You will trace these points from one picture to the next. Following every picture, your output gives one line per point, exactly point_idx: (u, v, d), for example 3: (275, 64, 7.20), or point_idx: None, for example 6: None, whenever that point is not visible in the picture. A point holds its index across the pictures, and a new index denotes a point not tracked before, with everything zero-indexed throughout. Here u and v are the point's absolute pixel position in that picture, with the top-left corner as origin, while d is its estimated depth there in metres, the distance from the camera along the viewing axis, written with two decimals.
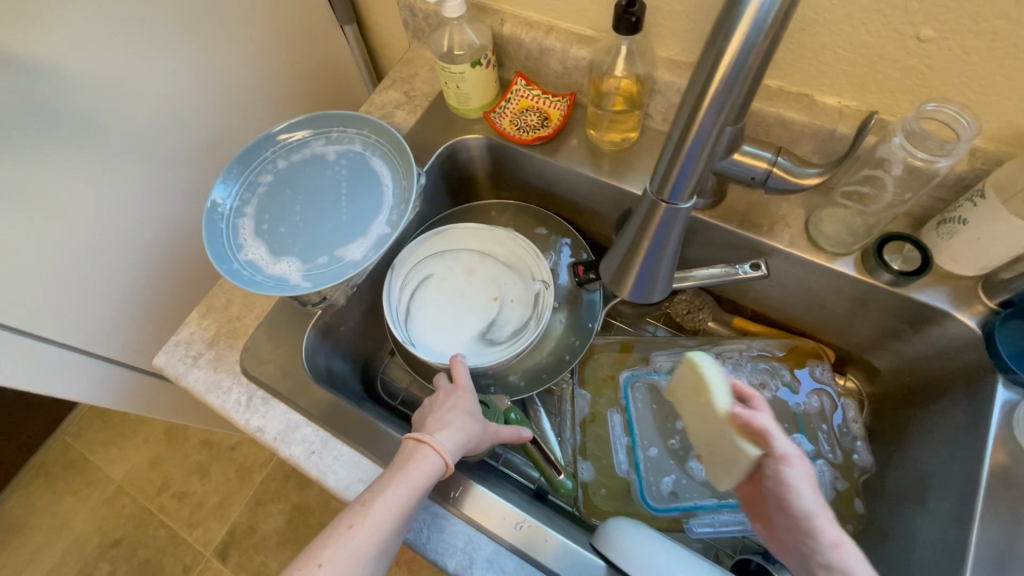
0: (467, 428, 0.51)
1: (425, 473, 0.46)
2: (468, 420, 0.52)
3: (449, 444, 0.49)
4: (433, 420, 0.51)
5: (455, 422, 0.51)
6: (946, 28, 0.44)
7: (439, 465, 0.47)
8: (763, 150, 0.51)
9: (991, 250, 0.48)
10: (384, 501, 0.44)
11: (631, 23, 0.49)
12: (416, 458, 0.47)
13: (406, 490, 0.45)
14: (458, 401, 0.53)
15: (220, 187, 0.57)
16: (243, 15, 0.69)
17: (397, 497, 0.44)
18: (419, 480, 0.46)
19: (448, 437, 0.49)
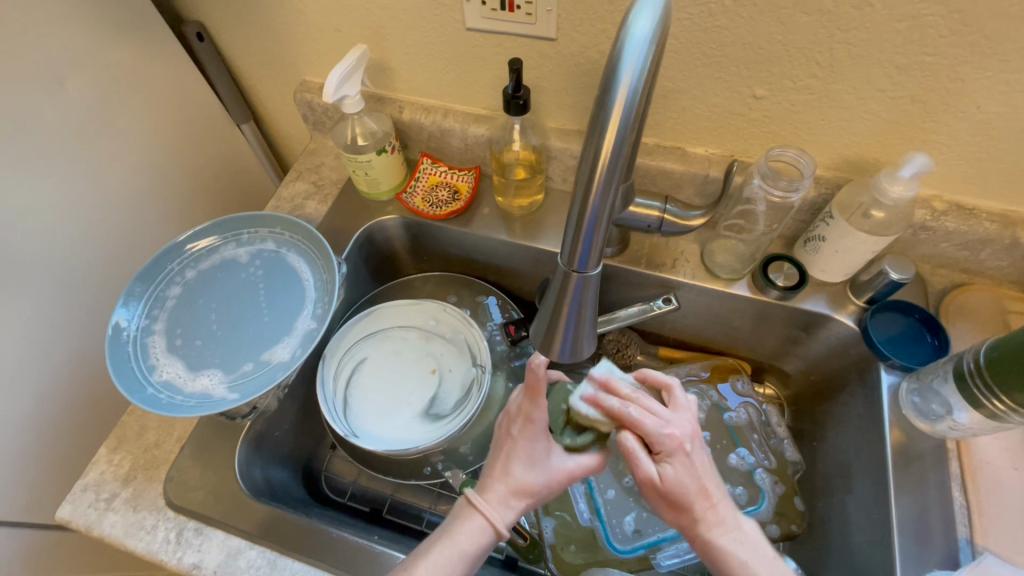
0: (529, 488, 0.46)
1: (475, 550, 0.44)
2: (534, 477, 0.46)
3: (505, 511, 0.46)
4: (500, 469, 0.47)
5: (520, 482, 0.45)
6: (773, 88, 0.53)
7: (487, 529, 0.45)
8: (652, 200, 0.58)
9: (849, 258, 0.57)
10: (426, 566, 0.43)
11: (520, 105, 0.55)
12: (468, 528, 0.45)
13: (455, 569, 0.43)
14: (515, 449, 0.46)
15: (123, 308, 0.54)
16: (127, 127, 0.68)
17: (439, 564, 0.43)
18: (470, 557, 0.44)
19: (501, 502, 0.46)
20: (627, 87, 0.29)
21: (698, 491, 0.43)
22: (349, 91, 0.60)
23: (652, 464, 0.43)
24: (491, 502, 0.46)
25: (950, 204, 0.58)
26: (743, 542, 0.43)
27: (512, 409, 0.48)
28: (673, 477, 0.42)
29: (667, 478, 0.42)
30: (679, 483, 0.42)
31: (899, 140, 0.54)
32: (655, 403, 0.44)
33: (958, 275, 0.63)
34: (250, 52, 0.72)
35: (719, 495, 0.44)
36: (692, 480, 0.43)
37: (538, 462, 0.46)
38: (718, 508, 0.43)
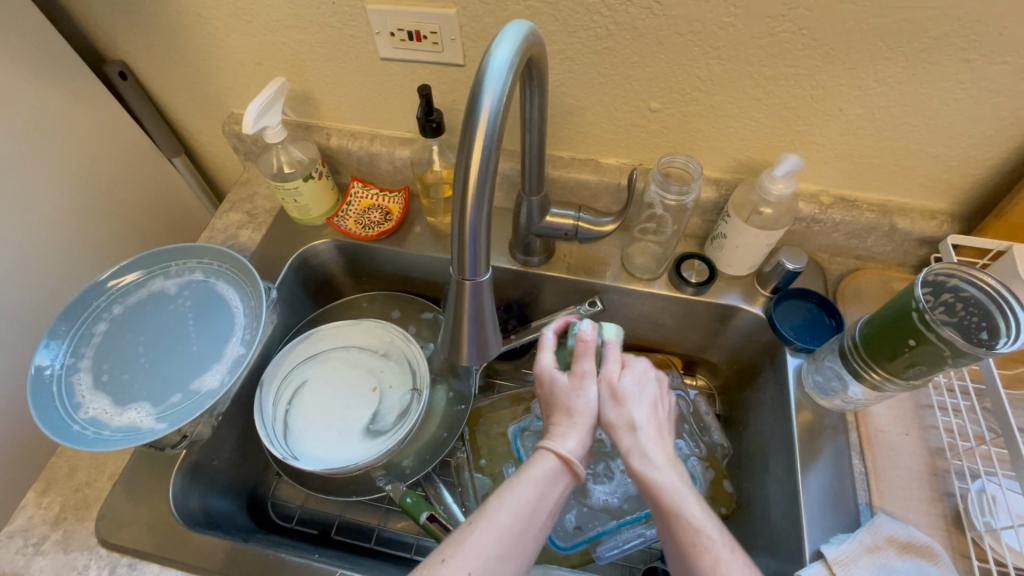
0: (591, 427, 0.49)
1: (554, 491, 0.45)
2: (591, 415, 0.49)
3: (576, 452, 0.47)
4: (560, 421, 0.49)
5: (581, 421, 0.48)
6: (665, 101, 0.58)
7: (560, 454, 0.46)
8: (566, 210, 0.61)
9: (749, 252, 0.62)
10: (516, 489, 0.44)
11: (434, 128, 0.57)
12: (544, 471, 0.45)
13: (541, 507, 0.44)
14: (568, 390, 0.50)
15: (44, 349, 0.54)
16: (45, 166, 0.68)
17: (524, 489, 0.44)
18: (550, 497, 0.44)
19: (569, 436, 0.47)
20: (488, 110, 0.33)
21: (649, 406, 0.50)
22: (269, 122, 0.62)
23: (615, 369, 0.51)
24: (561, 438, 0.47)
25: (835, 198, 0.63)
26: (676, 468, 0.46)
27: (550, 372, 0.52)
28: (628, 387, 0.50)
29: (625, 383, 0.50)
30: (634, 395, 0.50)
31: (780, 143, 0.59)
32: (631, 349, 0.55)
33: (853, 262, 0.68)
34: (175, 88, 0.73)
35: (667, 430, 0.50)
36: (644, 396, 0.50)
37: (589, 397, 0.50)
38: (662, 431, 0.49)
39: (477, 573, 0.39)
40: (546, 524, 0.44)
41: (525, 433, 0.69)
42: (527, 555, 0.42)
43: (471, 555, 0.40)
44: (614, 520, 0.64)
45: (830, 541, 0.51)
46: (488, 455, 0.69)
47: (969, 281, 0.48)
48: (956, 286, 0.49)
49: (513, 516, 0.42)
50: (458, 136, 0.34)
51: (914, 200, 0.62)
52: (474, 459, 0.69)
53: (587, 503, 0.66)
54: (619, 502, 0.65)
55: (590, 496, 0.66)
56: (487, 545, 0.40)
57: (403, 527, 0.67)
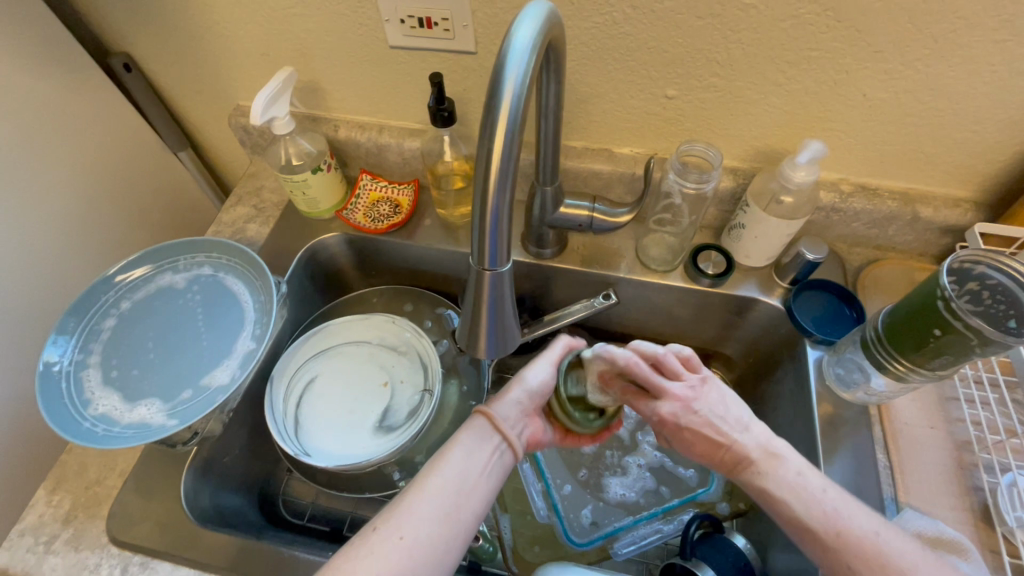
0: (526, 394, 0.50)
1: (485, 449, 0.45)
2: (529, 385, 0.51)
3: (507, 415, 0.48)
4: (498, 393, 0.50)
5: (517, 386, 0.50)
6: (682, 88, 0.57)
7: (488, 418, 0.47)
8: (581, 200, 0.60)
9: (768, 243, 0.60)
10: (448, 457, 0.45)
11: (446, 117, 0.57)
12: (473, 433, 0.46)
13: (470, 467, 0.44)
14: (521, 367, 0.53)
15: (53, 345, 0.53)
16: (50, 160, 0.67)
17: (458, 459, 0.44)
18: (480, 458, 0.45)
19: (503, 404, 0.49)
20: (510, 93, 0.31)
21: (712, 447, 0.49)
22: (277, 112, 0.61)
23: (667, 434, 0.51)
24: (495, 403, 0.49)
25: (856, 186, 0.62)
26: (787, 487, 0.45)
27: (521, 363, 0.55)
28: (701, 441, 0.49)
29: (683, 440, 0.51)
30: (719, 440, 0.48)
31: (800, 130, 0.58)
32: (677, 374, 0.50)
33: (873, 252, 0.67)
34: (180, 80, 0.72)
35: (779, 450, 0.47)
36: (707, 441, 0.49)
37: (529, 370, 0.52)
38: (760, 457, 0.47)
39: (406, 536, 0.40)
40: (482, 487, 0.44)
41: None
42: (464, 519, 0.42)
43: (400, 520, 0.40)
44: (631, 516, 0.63)
45: None
46: None
47: (996, 268, 0.47)
48: (982, 272, 0.48)
49: (442, 481, 0.43)
50: (478, 121, 0.33)
51: (938, 188, 0.61)
52: None
53: (602, 498, 0.65)
54: (636, 497, 0.65)
55: (605, 492, 0.65)
56: (418, 512, 0.41)
57: None
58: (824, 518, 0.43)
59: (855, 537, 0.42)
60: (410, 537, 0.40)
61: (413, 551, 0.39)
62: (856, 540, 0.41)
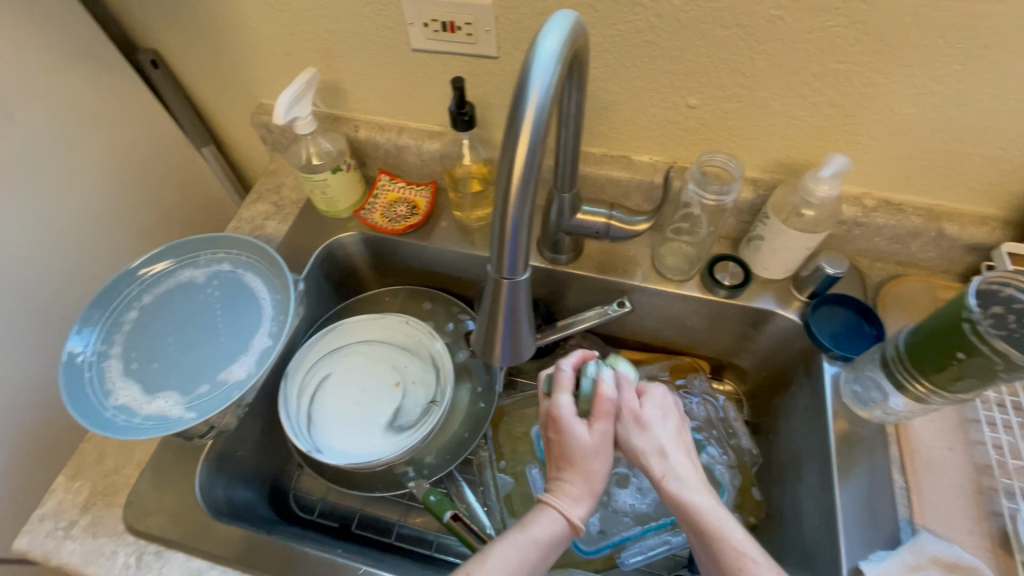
0: (594, 482, 0.48)
1: (555, 550, 0.46)
2: (598, 471, 0.48)
3: (578, 510, 0.48)
4: (555, 470, 0.50)
5: (588, 478, 0.48)
6: (704, 97, 0.56)
7: (559, 520, 0.47)
8: (597, 208, 0.60)
9: (787, 256, 0.60)
10: (508, 548, 0.44)
11: (465, 121, 0.57)
12: (545, 530, 0.46)
13: (539, 565, 0.45)
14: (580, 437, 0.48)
15: (78, 335, 0.54)
16: (79, 154, 0.68)
17: (524, 551, 0.44)
18: (549, 555, 0.46)
19: (573, 497, 0.48)
20: (535, 105, 0.32)
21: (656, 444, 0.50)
22: (300, 112, 0.62)
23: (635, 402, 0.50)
24: (563, 499, 0.48)
25: (879, 200, 0.61)
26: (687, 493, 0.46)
27: (562, 418, 0.48)
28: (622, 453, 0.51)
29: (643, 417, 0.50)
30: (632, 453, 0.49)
31: (824, 143, 0.57)
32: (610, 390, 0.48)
33: (894, 268, 0.66)
34: (206, 78, 0.73)
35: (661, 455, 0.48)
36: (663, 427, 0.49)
37: (595, 455, 0.48)
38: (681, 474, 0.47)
39: None
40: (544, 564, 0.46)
41: None
42: None
43: None
44: (639, 526, 0.63)
45: (868, 557, 0.49)
46: (509, 455, 0.69)
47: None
48: (1010, 295, 0.46)
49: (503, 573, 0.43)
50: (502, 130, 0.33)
51: (965, 205, 0.59)
52: (496, 458, 0.69)
53: (611, 506, 0.65)
54: (647, 507, 0.64)
55: (615, 502, 0.65)
56: None
57: (424, 523, 0.66)
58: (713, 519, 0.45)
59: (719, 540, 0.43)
60: None
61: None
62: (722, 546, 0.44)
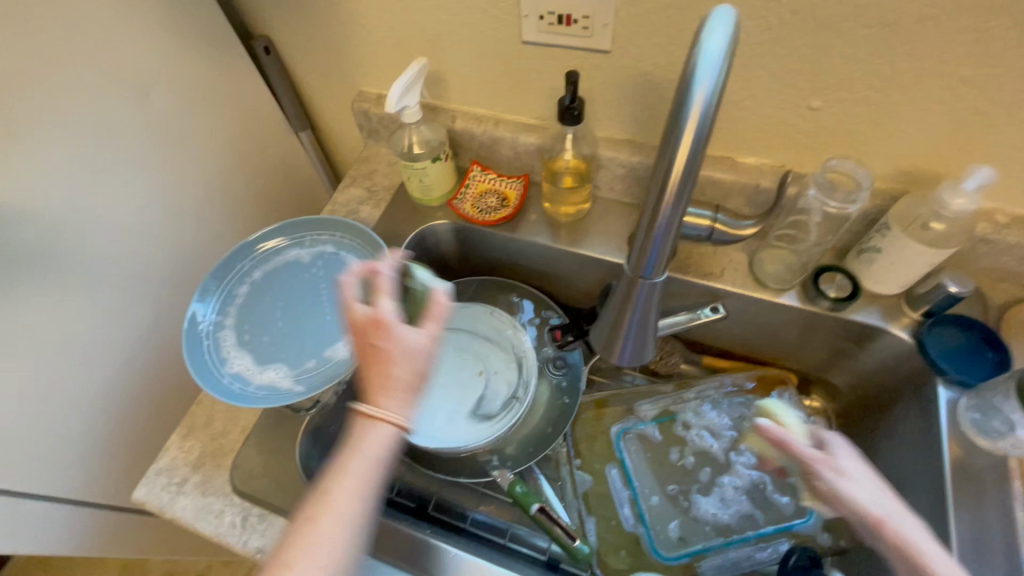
0: (415, 373, 0.44)
1: (384, 465, 0.42)
2: (404, 372, 0.43)
3: (399, 413, 0.43)
4: (370, 380, 0.44)
5: (398, 384, 0.44)
6: (829, 99, 0.54)
7: (395, 433, 0.43)
8: (703, 210, 0.58)
9: (906, 271, 0.56)
10: (341, 484, 0.41)
11: (574, 116, 0.57)
12: (371, 443, 0.42)
13: (359, 495, 0.41)
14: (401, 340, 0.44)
15: (198, 304, 0.58)
16: (197, 133, 0.72)
17: (352, 478, 0.41)
18: (375, 481, 0.42)
19: (400, 402, 0.43)
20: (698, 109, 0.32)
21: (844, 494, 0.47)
22: (409, 101, 0.63)
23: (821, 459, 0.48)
24: (384, 406, 0.43)
25: (1012, 217, 0.57)
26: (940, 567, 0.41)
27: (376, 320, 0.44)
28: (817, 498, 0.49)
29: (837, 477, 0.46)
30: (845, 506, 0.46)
31: (958, 152, 0.53)
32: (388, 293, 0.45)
33: (1019, 290, 0.61)
34: (312, 64, 0.76)
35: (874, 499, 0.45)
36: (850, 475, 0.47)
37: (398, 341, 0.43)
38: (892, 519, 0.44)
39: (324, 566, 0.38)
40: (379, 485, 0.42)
41: (627, 434, 0.69)
42: (357, 533, 0.41)
43: (313, 544, 0.39)
44: (720, 537, 0.63)
45: None
46: (586, 454, 0.69)
47: None
48: None
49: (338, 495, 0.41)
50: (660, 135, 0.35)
51: None
52: (574, 455, 0.69)
53: (691, 515, 0.64)
54: (729, 519, 0.63)
55: (696, 511, 0.64)
56: (322, 544, 0.39)
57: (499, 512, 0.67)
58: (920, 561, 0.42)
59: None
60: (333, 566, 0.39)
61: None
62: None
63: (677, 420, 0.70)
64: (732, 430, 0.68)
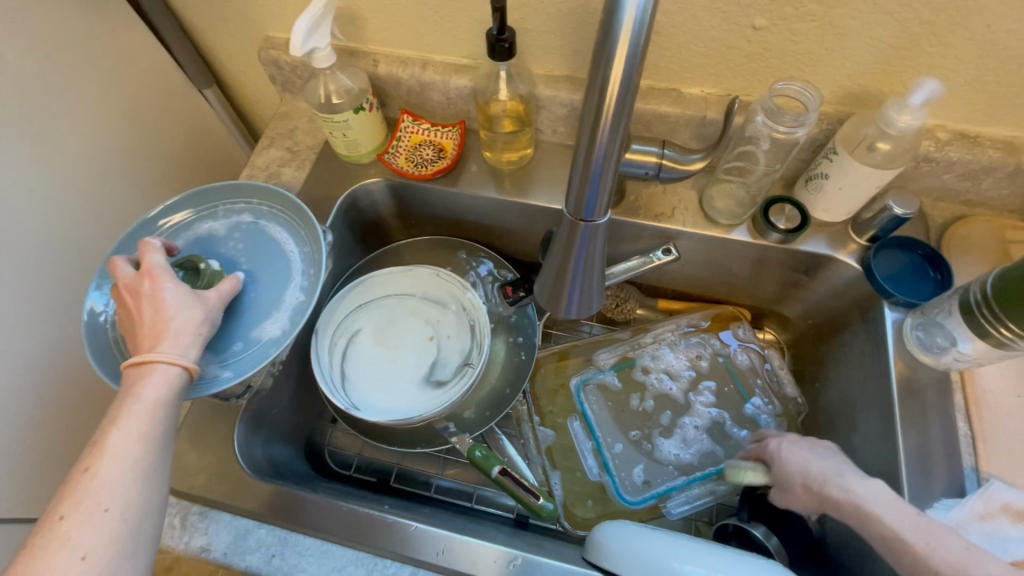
0: (182, 317, 0.45)
1: (166, 401, 0.42)
2: (183, 311, 0.45)
3: (173, 352, 0.43)
4: (139, 332, 0.44)
5: (170, 327, 0.44)
6: (773, 16, 0.50)
7: (175, 371, 0.43)
8: (649, 145, 0.54)
9: (852, 196, 0.55)
10: (118, 432, 0.40)
11: (505, 49, 0.51)
12: (155, 382, 0.42)
13: (164, 411, 0.42)
14: (153, 286, 0.46)
15: (96, 293, 0.51)
16: (71, 97, 0.62)
17: (134, 420, 0.40)
18: (166, 408, 0.42)
19: (176, 344, 0.44)
20: (633, 12, 0.29)
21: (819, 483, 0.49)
22: (318, 43, 0.55)
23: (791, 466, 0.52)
24: (163, 346, 0.43)
25: (954, 133, 0.56)
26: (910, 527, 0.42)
27: (132, 279, 0.46)
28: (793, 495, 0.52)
29: (809, 474, 0.50)
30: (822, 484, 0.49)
31: (903, 68, 0.51)
32: (155, 253, 0.48)
33: (959, 208, 0.62)
34: (203, 8, 0.66)
35: (856, 474, 0.48)
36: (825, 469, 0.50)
37: (171, 289, 0.46)
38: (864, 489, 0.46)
39: (141, 491, 0.39)
40: (156, 426, 0.41)
41: (588, 385, 0.69)
42: (163, 461, 0.41)
43: (100, 493, 0.37)
44: (683, 477, 0.63)
45: (934, 506, 0.48)
46: (548, 409, 0.68)
47: None
48: None
49: (116, 438, 0.40)
50: (591, 56, 0.32)
51: None
52: (536, 413, 0.68)
53: (654, 459, 0.64)
54: (691, 458, 0.64)
55: (658, 454, 0.64)
56: (115, 477, 0.38)
57: (462, 476, 0.65)
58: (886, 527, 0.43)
59: (942, 550, 0.40)
60: (118, 511, 0.37)
61: (118, 526, 0.37)
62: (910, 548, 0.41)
63: (636, 366, 0.69)
64: (690, 371, 0.69)
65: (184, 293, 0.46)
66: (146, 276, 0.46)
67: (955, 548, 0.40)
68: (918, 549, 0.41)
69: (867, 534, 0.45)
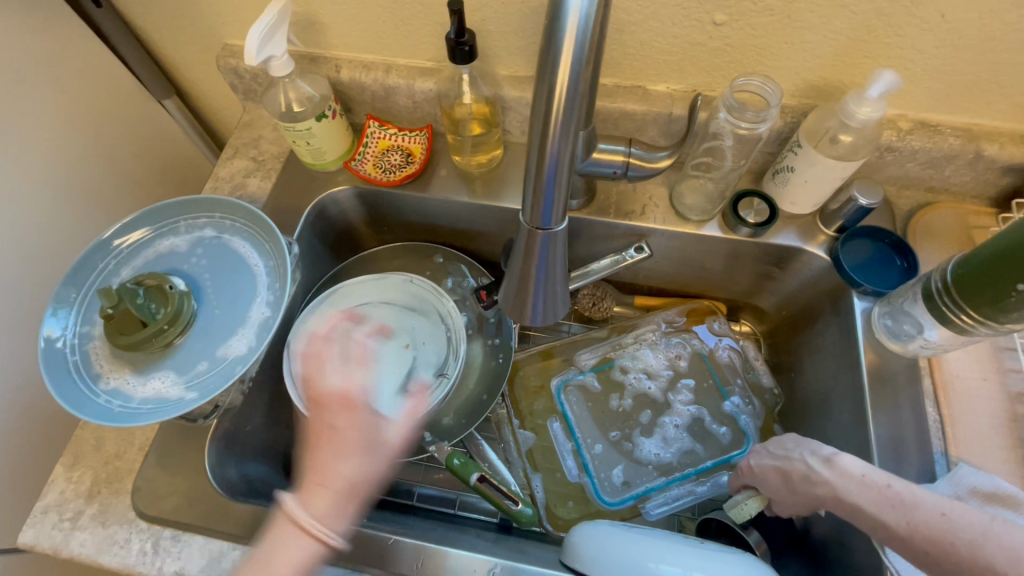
0: (336, 491, 0.47)
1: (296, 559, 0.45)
2: (341, 482, 0.48)
3: (337, 530, 0.47)
4: (311, 479, 0.48)
5: (333, 485, 0.47)
6: (734, 12, 0.50)
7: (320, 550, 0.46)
8: (616, 145, 0.54)
9: (818, 189, 0.56)
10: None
11: (466, 52, 0.50)
12: (297, 536, 0.46)
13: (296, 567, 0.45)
14: (347, 450, 0.49)
15: (52, 318, 0.49)
16: (20, 114, 0.60)
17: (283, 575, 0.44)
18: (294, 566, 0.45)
19: (336, 524, 0.47)
20: (576, 15, 0.29)
21: (805, 480, 0.48)
22: (275, 51, 0.54)
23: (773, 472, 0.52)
24: (310, 507, 0.47)
25: (915, 122, 0.57)
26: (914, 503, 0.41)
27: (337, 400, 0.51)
28: (776, 495, 0.52)
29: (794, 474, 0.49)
30: (794, 476, 0.49)
31: (863, 60, 0.52)
32: (353, 424, 0.50)
33: (923, 195, 0.62)
34: (156, 17, 0.64)
35: (818, 454, 0.48)
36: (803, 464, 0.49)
37: (345, 461, 0.49)
38: (847, 478, 0.45)
39: None
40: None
41: (568, 386, 0.68)
42: None
43: None
44: (663, 477, 0.63)
45: None
46: (527, 411, 0.68)
47: None
48: None
49: None
50: (538, 61, 0.32)
51: (1006, 122, 0.55)
52: (515, 416, 0.67)
53: (634, 458, 0.64)
54: (671, 458, 0.64)
55: (638, 453, 0.64)
56: None
57: (444, 483, 0.65)
58: (891, 510, 0.42)
59: (924, 524, 0.40)
60: None
61: None
62: (923, 525, 0.40)
63: (615, 366, 0.69)
64: (669, 371, 0.69)
65: (357, 443, 0.50)
66: (342, 448, 0.49)
67: (934, 515, 0.40)
68: (904, 531, 0.40)
69: (856, 522, 0.44)
